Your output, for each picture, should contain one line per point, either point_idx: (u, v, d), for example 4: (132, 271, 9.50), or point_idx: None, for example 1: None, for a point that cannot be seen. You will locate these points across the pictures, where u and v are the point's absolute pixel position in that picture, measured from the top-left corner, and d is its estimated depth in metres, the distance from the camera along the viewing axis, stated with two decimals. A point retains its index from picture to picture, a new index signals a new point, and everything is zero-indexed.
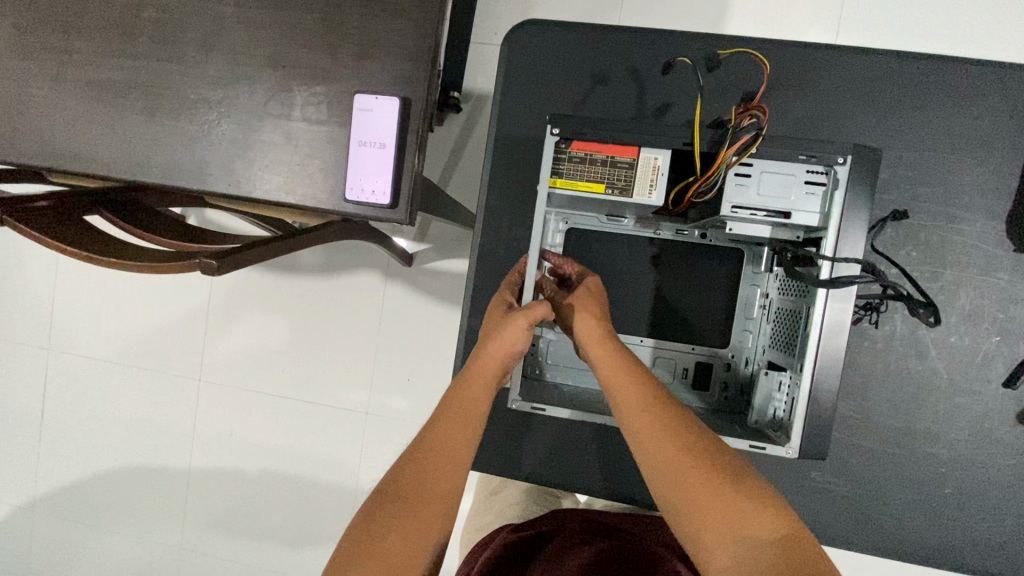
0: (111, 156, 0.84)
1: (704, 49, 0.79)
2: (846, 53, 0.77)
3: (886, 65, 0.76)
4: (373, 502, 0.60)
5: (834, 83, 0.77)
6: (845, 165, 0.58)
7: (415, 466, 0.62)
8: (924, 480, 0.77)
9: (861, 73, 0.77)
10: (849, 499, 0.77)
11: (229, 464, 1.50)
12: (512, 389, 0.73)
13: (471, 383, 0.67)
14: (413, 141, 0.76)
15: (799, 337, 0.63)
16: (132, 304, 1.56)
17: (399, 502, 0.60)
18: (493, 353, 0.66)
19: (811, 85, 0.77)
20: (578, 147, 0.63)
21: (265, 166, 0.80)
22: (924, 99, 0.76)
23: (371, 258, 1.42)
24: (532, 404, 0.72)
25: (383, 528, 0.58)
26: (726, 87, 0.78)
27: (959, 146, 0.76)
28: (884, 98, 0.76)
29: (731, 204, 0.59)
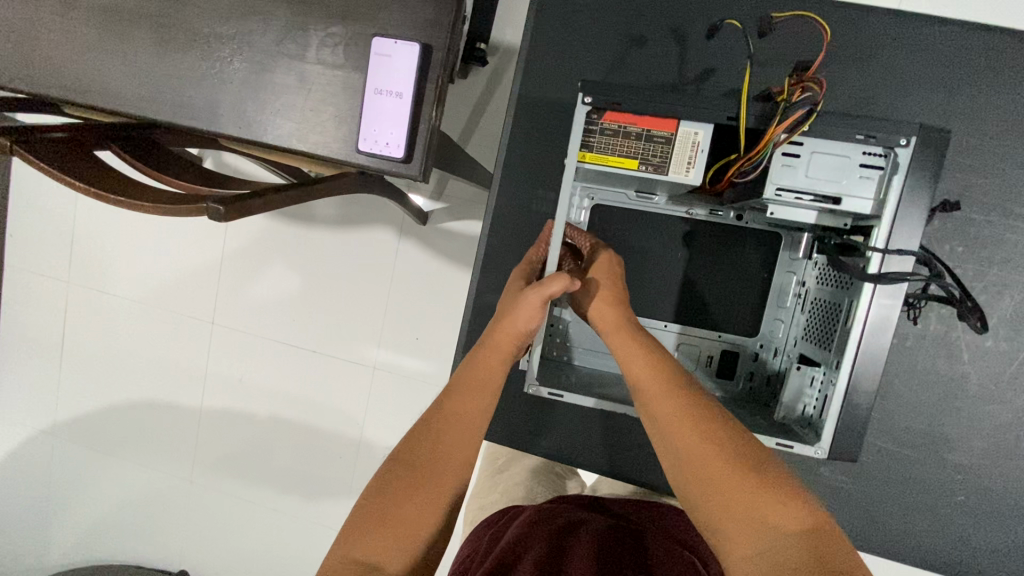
0: (119, 89, 0.80)
1: (757, 12, 0.72)
2: (913, 23, 0.69)
3: (958, 40, 0.69)
4: (384, 473, 0.60)
5: (895, 57, 0.70)
6: (907, 148, 0.52)
7: (426, 438, 0.62)
8: (939, 485, 0.73)
9: (926, 47, 0.69)
10: (858, 498, 0.74)
11: (240, 406, 1.53)
12: (530, 372, 0.69)
13: (487, 358, 0.66)
14: (431, 93, 0.72)
15: (838, 331, 0.58)
16: (149, 243, 1.56)
17: (411, 472, 0.59)
18: (506, 331, 0.65)
19: (869, 59, 0.70)
20: (611, 118, 0.57)
21: (277, 110, 0.76)
22: (993, 80, 0.69)
23: (387, 213, 1.39)
24: (550, 390, 0.68)
25: (395, 497, 0.57)
26: (778, 56, 0.71)
27: None
28: (950, 77, 0.69)
29: (775, 186, 0.54)
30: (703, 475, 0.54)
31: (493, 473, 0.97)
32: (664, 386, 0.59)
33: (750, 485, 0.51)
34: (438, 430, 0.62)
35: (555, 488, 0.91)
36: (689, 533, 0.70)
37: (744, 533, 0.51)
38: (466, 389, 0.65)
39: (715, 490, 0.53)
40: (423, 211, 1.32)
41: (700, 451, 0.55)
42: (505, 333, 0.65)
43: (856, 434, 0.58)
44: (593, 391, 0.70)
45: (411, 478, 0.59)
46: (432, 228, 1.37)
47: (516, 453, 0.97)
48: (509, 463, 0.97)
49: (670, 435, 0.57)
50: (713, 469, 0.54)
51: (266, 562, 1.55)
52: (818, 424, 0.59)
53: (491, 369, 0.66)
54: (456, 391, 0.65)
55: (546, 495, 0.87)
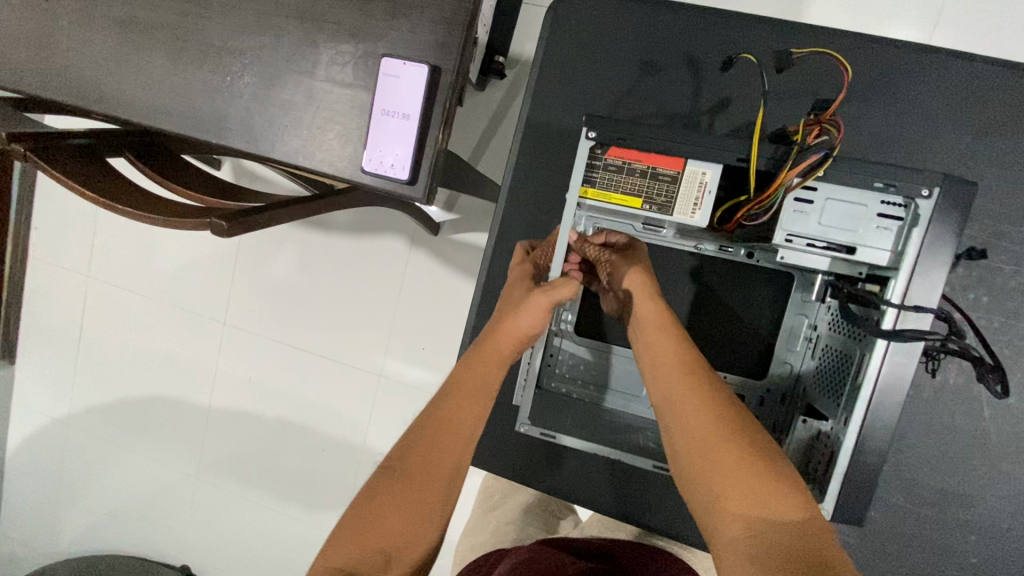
0: (133, 100, 0.81)
1: (778, 42, 0.69)
2: (945, 58, 0.66)
3: (992, 78, 0.65)
4: (367, 487, 0.58)
5: (924, 93, 0.66)
6: (930, 199, 0.49)
7: (413, 447, 0.60)
8: (954, 545, 0.69)
9: (958, 84, 0.66)
10: (864, 553, 0.71)
11: (247, 407, 1.54)
12: (523, 411, 0.72)
13: (485, 354, 0.65)
14: (438, 115, 0.70)
15: (847, 385, 0.55)
16: (165, 242, 1.59)
17: (401, 483, 0.58)
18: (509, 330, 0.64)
19: (896, 94, 0.67)
20: (615, 153, 0.55)
21: (284, 126, 0.76)
22: None
23: (398, 222, 1.39)
24: (541, 430, 0.71)
25: (380, 509, 0.56)
26: (799, 88, 0.68)
27: None
28: (982, 117, 0.66)
29: (786, 232, 0.51)
30: (710, 456, 0.53)
31: (486, 511, 0.96)
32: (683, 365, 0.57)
33: (760, 471, 0.50)
34: (429, 434, 0.61)
35: (549, 527, 0.89)
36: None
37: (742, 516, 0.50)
38: (462, 390, 0.64)
39: (718, 471, 0.52)
40: (435, 223, 1.31)
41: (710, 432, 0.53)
42: (508, 331, 0.64)
43: (864, 496, 0.55)
44: (589, 434, 0.72)
45: (398, 489, 0.57)
46: (443, 239, 1.36)
47: (512, 488, 0.95)
48: (504, 500, 0.95)
49: (680, 410, 0.55)
50: (721, 451, 0.52)
51: (265, 564, 1.56)
52: (821, 481, 0.56)
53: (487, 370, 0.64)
54: (450, 397, 0.63)
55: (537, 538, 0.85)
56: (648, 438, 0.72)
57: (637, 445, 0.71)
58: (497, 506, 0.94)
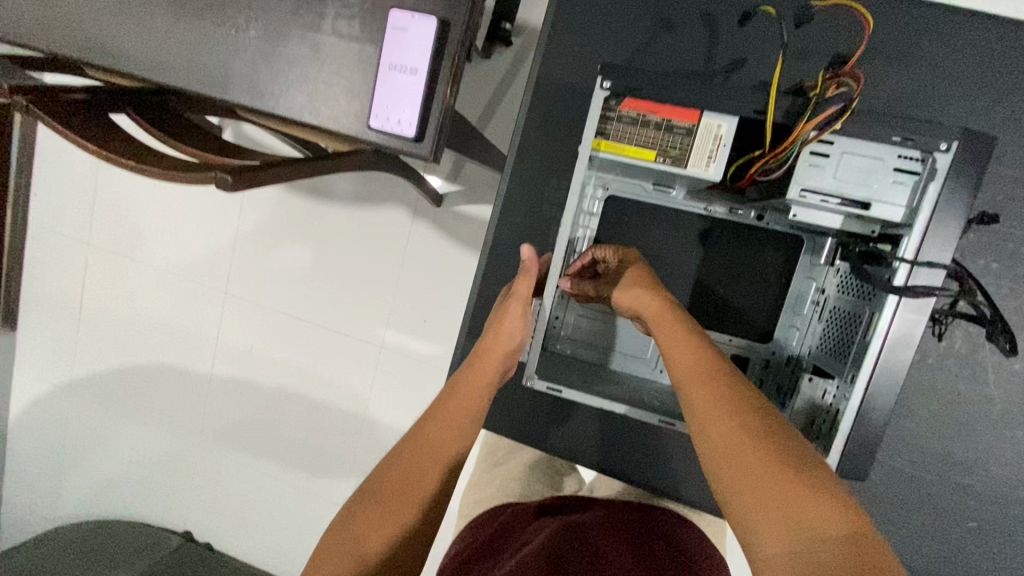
0: (134, 53, 0.79)
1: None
2: (966, 20, 0.64)
3: (1010, 42, 0.65)
4: (369, 480, 0.59)
5: (942, 56, 0.65)
6: (947, 153, 0.48)
7: (416, 441, 0.61)
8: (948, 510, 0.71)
9: (977, 46, 0.65)
10: None
11: (249, 376, 1.55)
12: (529, 366, 0.69)
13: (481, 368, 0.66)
14: (447, 70, 0.69)
15: (855, 344, 0.56)
16: (166, 209, 1.57)
17: (405, 464, 0.60)
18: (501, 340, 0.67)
19: (914, 56, 0.66)
20: (631, 105, 0.54)
21: (289, 81, 0.75)
22: None
23: (401, 192, 1.38)
24: (549, 385, 0.68)
25: (382, 498, 0.57)
26: (816, 47, 0.67)
27: None
28: (999, 82, 0.65)
29: (800, 187, 0.51)
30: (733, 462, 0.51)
31: (490, 467, 0.96)
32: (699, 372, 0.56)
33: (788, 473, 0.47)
34: (430, 421, 0.63)
35: (553, 486, 0.91)
36: (685, 536, 0.72)
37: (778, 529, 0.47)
38: (464, 393, 0.65)
39: (747, 479, 0.49)
40: (438, 194, 1.30)
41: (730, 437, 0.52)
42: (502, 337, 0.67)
43: (867, 453, 0.56)
44: (594, 388, 0.70)
45: (401, 478, 0.58)
46: (446, 211, 1.35)
47: (515, 448, 0.96)
48: (507, 457, 0.95)
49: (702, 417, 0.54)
50: (746, 456, 0.50)
51: (266, 530, 1.58)
52: (826, 439, 0.57)
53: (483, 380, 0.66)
54: (449, 392, 0.65)
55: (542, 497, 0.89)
56: (654, 398, 0.71)
57: (642, 401, 0.70)
58: (500, 467, 0.95)
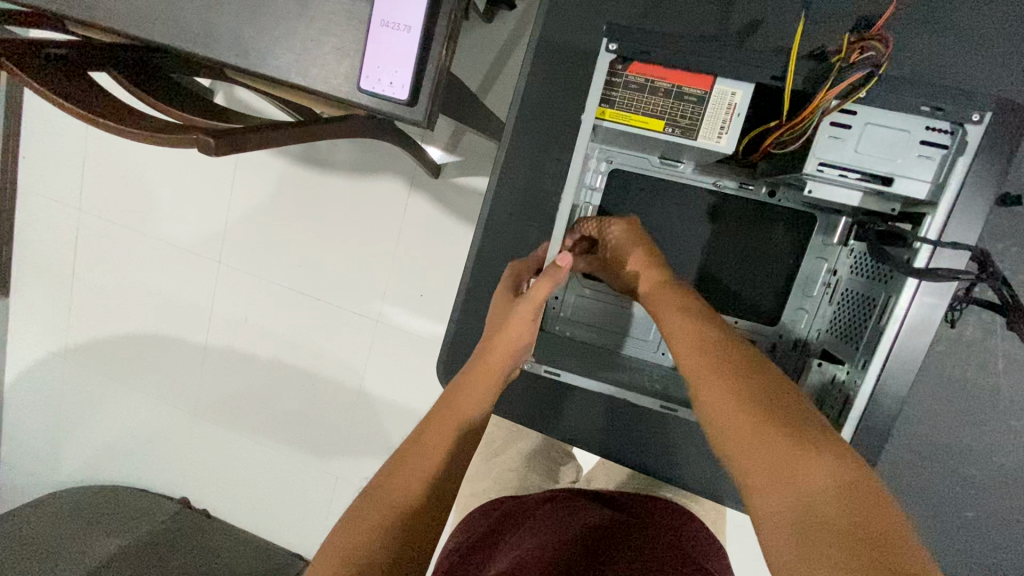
0: (110, 4, 0.74)
1: None
2: None
3: None
4: (374, 480, 0.58)
5: (964, 26, 0.62)
6: (980, 125, 0.46)
7: (420, 438, 0.61)
8: None
9: (1002, 16, 0.62)
10: None
11: (244, 347, 1.53)
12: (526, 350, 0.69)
13: (484, 368, 0.66)
14: (443, 28, 0.65)
15: (869, 328, 0.54)
16: (157, 176, 1.53)
17: (413, 446, 0.60)
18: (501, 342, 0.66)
19: (934, 26, 0.62)
20: (637, 70, 0.51)
21: (275, 38, 0.70)
22: None
23: (398, 162, 1.33)
24: (546, 368, 0.68)
25: (392, 488, 0.56)
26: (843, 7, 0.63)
27: None
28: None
29: (818, 160, 0.49)
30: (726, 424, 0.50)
31: (487, 457, 0.95)
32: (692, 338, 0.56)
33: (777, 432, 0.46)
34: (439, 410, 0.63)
35: (550, 475, 0.92)
36: (686, 525, 0.73)
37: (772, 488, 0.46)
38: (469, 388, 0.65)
39: (739, 442, 0.49)
40: (436, 164, 1.26)
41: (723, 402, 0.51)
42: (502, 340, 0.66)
43: (877, 440, 0.55)
44: (596, 373, 0.69)
45: (407, 475, 0.57)
46: (444, 182, 1.31)
47: (514, 435, 0.96)
48: (503, 448, 0.95)
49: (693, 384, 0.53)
50: (738, 420, 0.49)
51: (263, 499, 1.59)
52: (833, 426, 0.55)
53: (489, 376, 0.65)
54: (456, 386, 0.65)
55: (539, 486, 0.88)
56: (655, 383, 0.69)
57: (643, 387, 0.68)
58: (499, 455, 0.94)
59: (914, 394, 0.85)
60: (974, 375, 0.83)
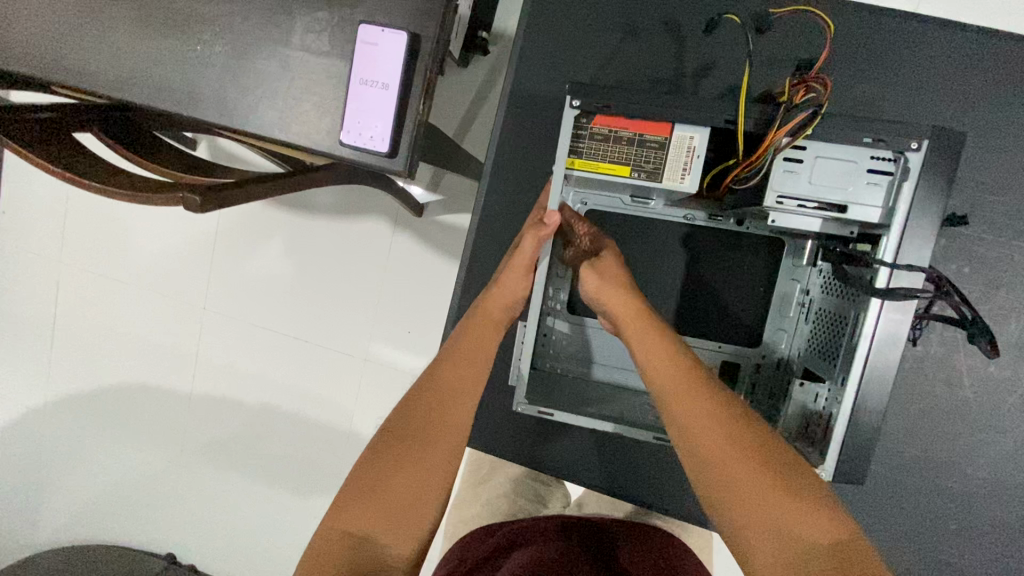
0: (96, 72, 0.76)
1: (753, 8, 0.72)
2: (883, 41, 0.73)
3: (930, 68, 0.73)
4: (361, 478, 0.61)
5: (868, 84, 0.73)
6: (919, 152, 0.51)
7: (404, 433, 0.62)
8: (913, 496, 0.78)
9: (905, 67, 0.73)
10: None
11: (231, 393, 1.51)
12: (518, 390, 0.69)
13: (479, 329, 0.69)
14: (418, 84, 0.68)
15: (843, 346, 0.57)
16: (140, 225, 1.54)
17: (398, 442, 0.62)
18: (495, 299, 0.69)
19: (851, 71, 0.73)
20: (600, 123, 0.57)
21: (259, 98, 0.73)
22: (969, 107, 0.72)
23: (382, 203, 1.36)
24: (539, 409, 0.68)
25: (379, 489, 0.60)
26: (787, 52, 0.72)
27: (1005, 146, 0.73)
28: None
29: (777, 193, 0.54)
30: (725, 478, 0.54)
31: (474, 484, 0.94)
32: (691, 387, 0.58)
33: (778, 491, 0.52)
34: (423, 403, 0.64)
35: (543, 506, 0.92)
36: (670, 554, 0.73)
37: (767, 544, 0.52)
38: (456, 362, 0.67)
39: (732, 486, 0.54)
40: (419, 203, 1.28)
41: (725, 455, 0.55)
42: (494, 300, 0.69)
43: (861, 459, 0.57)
44: (584, 409, 0.69)
45: (396, 475, 0.60)
46: (427, 221, 1.33)
47: (500, 463, 0.94)
48: (491, 473, 0.94)
49: (694, 432, 0.56)
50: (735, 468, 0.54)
51: (253, 548, 1.54)
52: (820, 445, 0.58)
53: (482, 341, 0.68)
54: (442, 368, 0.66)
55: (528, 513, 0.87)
56: (641, 412, 0.71)
57: (636, 418, 0.70)
58: (486, 482, 0.93)
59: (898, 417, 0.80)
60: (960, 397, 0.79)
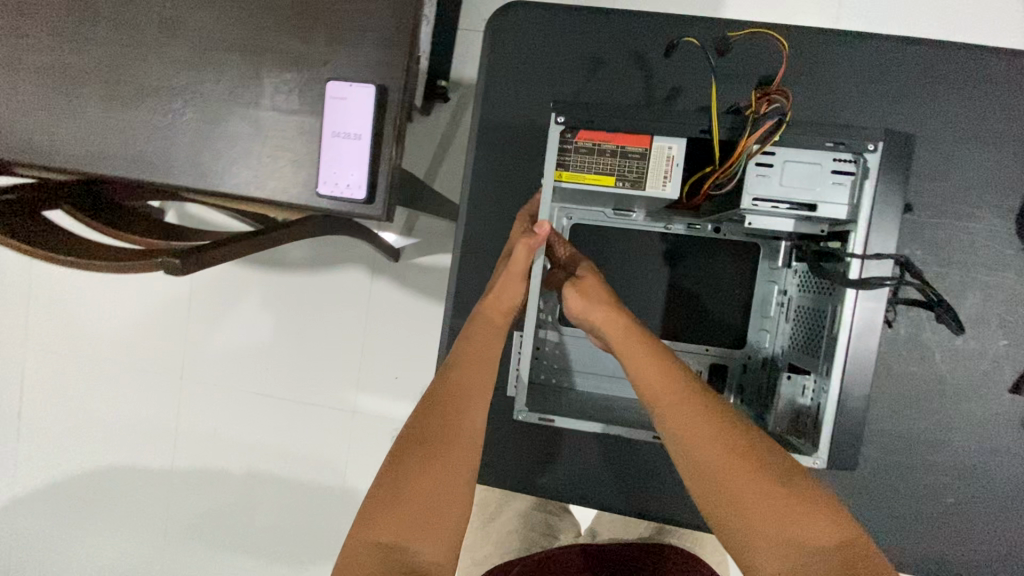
0: (67, 149, 0.76)
1: (716, 30, 0.77)
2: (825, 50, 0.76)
3: (873, 64, 0.76)
4: (387, 487, 0.59)
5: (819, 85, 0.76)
6: (875, 153, 0.56)
7: (425, 441, 0.61)
8: (913, 479, 0.79)
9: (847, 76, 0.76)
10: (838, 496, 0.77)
11: (216, 463, 1.45)
12: (518, 399, 0.68)
13: (482, 332, 0.68)
14: (389, 132, 0.71)
15: (824, 338, 0.59)
16: (109, 300, 1.49)
17: (422, 449, 0.61)
18: (494, 305, 0.69)
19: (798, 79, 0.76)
20: (585, 136, 0.60)
21: (234, 159, 0.74)
22: (918, 97, 0.76)
23: (358, 252, 1.36)
24: (540, 414, 0.67)
25: (405, 497, 0.59)
26: (742, 73, 0.77)
27: (956, 137, 0.76)
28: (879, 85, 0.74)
29: (753, 196, 0.57)
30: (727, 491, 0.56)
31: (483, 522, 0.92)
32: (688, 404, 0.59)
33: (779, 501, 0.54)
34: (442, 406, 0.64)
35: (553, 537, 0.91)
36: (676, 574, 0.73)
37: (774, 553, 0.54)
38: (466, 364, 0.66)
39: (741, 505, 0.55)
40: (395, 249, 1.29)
41: (725, 469, 0.57)
42: (496, 304, 0.69)
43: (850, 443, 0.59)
44: (585, 413, 0.69)
45: (422, 480, 0.59)
46: (405, 265, 1.34)
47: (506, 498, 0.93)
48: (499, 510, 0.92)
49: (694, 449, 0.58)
50: (741, 486, 0.56)
51: None
52: (813, 435, 0.60)
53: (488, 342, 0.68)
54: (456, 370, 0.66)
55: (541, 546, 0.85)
56: (637, 417, 0.72)
57: (634, 419, 0.71)
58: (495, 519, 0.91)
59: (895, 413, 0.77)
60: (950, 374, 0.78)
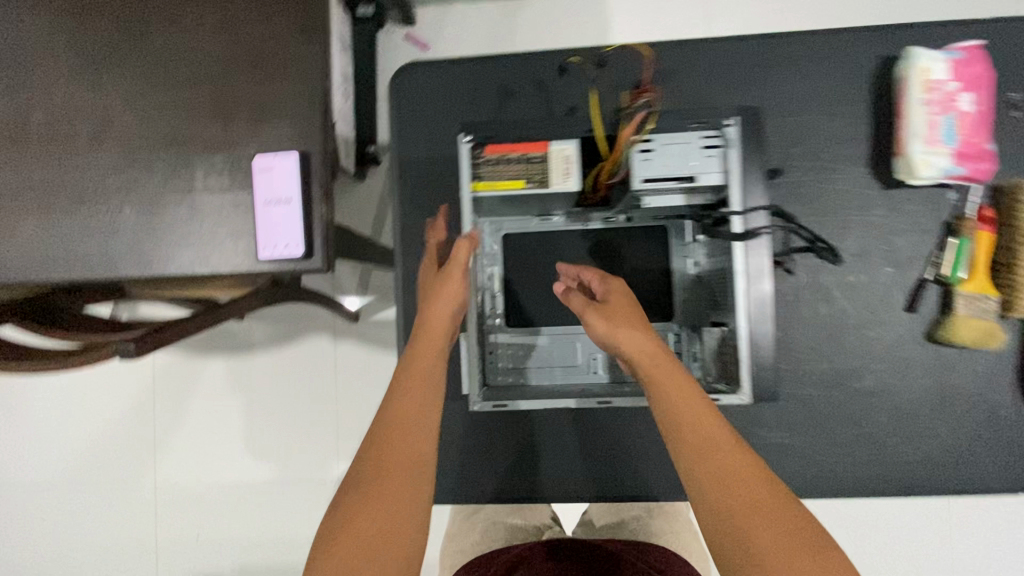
0: (10, 262, 0.79)
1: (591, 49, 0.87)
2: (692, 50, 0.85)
3: (735, 51, 0.84)
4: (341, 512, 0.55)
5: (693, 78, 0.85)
6: (734, 125, 0.71)
7: (375, 457, 0.58)
8: (859, 415, 0.83)
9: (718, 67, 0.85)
10: (796, 444, 0.82)
11: (203, 564, 1.39)
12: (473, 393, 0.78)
13: (424, 351, 0.67)
14: (319, 192, 0.76)
15: (728, 290, 0.72)
16: (65, 416, 1.44)
17: (374, 469, 0.57)
18: (434, 320, 0.70)
19: (674, 80, 0.85)
20: (493, 150, 0.74)
21: (175, 242, 0.78)
22: (782, 72, 0.84)
23: (315, 318, 1.38)
24: (494, 403, 0.78)
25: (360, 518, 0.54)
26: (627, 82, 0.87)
27: (823, 102, 0.84)
28: (740, 76, 0.85)
29: (642, 177, 0.71)
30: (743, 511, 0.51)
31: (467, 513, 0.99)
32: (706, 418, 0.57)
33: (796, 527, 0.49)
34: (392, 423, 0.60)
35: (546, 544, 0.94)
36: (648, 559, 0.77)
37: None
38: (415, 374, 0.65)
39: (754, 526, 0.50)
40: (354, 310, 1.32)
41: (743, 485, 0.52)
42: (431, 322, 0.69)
43: None
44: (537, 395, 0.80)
45: (377, 496, 0.55)
46: (364, 323, 1.37)
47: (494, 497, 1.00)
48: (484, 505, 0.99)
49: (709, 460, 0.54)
50: (748, 490, 0.52)
51: None
52: (737, 372, 0.72)
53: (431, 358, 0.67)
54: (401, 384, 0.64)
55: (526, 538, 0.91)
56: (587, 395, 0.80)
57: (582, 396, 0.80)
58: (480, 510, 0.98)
59: (823, 357, 0.84)
60: (865, 311, 0.84)
